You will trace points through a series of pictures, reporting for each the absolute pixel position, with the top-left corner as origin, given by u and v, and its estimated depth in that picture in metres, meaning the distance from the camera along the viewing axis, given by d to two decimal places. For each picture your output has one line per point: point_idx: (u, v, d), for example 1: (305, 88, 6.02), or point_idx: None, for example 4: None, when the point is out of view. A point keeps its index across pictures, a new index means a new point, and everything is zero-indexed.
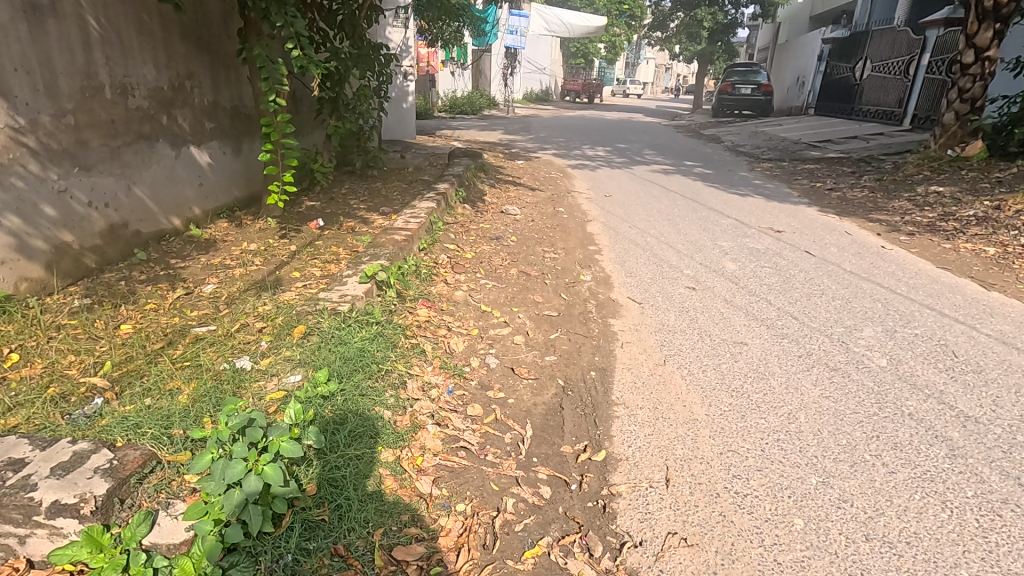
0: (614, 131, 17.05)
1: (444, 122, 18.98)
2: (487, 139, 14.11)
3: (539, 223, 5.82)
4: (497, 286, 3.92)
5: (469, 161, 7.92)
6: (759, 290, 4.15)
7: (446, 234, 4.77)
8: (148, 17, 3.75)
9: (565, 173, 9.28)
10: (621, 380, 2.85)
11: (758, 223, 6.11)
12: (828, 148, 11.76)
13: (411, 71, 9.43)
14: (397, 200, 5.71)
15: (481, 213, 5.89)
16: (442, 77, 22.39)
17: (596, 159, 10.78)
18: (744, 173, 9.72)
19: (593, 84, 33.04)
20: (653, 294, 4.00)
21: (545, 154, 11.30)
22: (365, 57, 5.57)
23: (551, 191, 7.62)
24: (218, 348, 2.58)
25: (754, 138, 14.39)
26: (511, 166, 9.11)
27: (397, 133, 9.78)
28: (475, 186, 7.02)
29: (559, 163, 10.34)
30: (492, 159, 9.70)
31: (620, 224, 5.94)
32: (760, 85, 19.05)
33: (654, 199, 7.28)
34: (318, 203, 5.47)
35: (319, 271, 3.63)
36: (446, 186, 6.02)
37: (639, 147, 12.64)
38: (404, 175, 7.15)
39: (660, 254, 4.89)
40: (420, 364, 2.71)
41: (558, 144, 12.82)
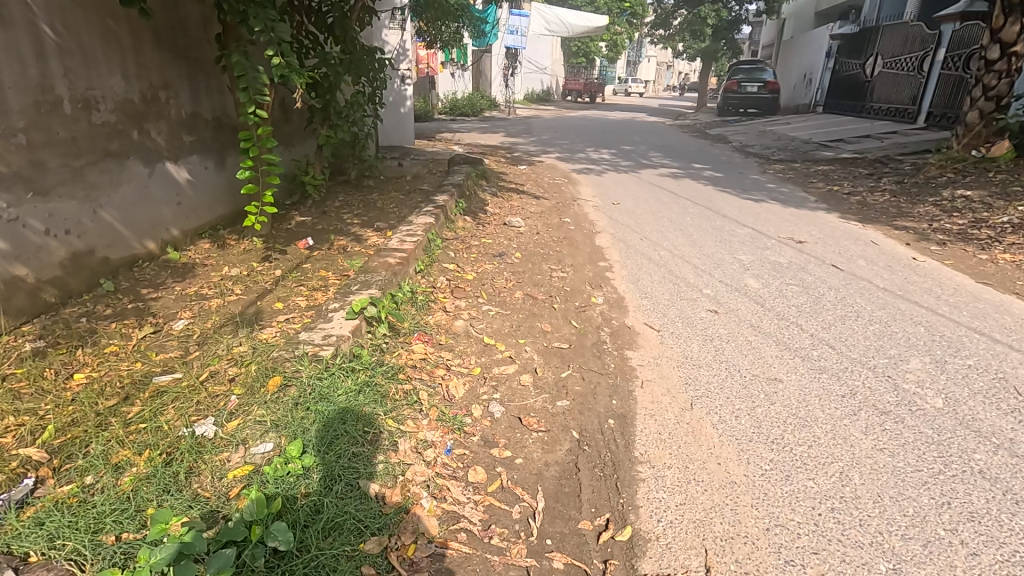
0: (618, 131, 16.70)
1: (444, 124, 18.66)
2: (488, 142, 13.76)
3: (544, 236, 5.47)
4: (501, 313, 3.58)
5: (470, 168, 7.57)
6: (788, 313, 3.79)
7: (445, 252, 4.43)
8: (115, 23, 3.40)
9: (570, 178, 8.91)
10: (644, 431, 2.51)
11: (777, 233, 5.74)
12: (841, 147, 11.38)
13: (408, 75, 9.09)
14: (394, 214, 5.37)
15: (483, 226, 5.54)
16: (441, 78, 22.09)
17: (601, 163, 10.42)
18: (756, 176, 9.34)
19: (594, 83, 32.64)
20: (673, 320, 3.65)
21: (548, 158, 10.95)
22: (357, 62, 5.22)
23: (556, 199, 7.26)
24: (180, 406, 2.23)
25: (763, 138, 14.00)
26: (513, 172, 8.75)
27: (395, 139, 9.44)
28: (476, 196, 6.67)
29: (563, 167, 9.99)
30: (494, 164, 9.35)
31: (631, 236, 5.58)
32: (767, 83, 18.66)
33: (664, 206, 6.91)
34: (310, 219, 5.13)
35: (304, 301, 3.30)
36: (445, 197, 5.67)
37: (645, 149, 12.27)
38: (401, 184, 6.80)
39: (676, 271, 4.53)
40: (414, 419, 2.37)
41: (561, 147, 12.46)
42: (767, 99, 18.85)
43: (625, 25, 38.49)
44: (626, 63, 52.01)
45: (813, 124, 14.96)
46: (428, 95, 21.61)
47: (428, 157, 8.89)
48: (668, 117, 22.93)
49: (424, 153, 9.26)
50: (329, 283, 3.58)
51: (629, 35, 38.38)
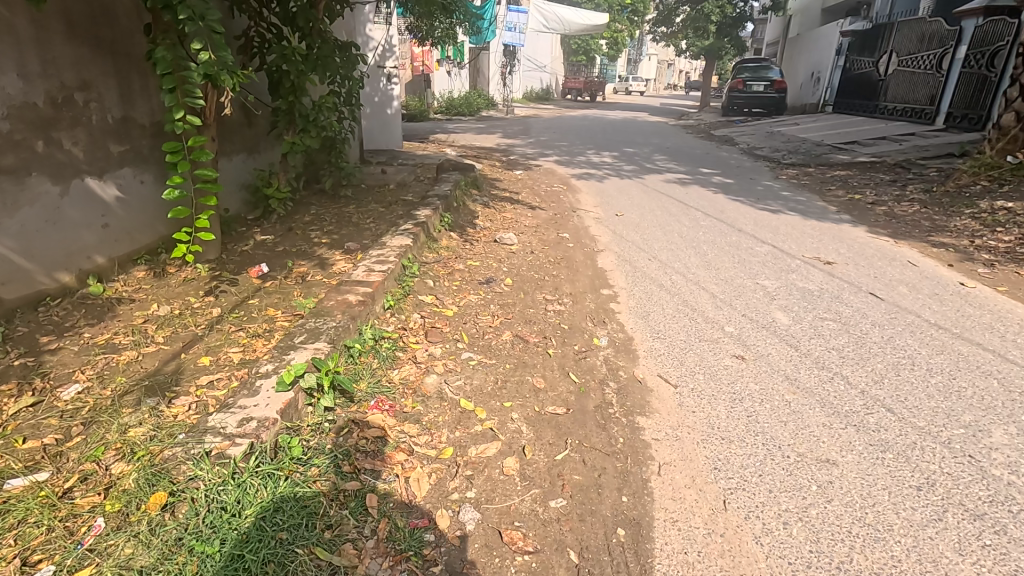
0: (619, 132, 16.08)
1: (439, 125, 18.07)
2: (484, 145, 13.14)
3: (539, 256, 4.84)
4: (483, 363, 2.95)
5: (460, 175, 6.93)
6: (829, 359, 3.17)
7: (422, 281, 3.80)
8: (7, 10, 2.76)
9: (570, 185, 8.28)
10: (665, 550, 1.88)
11: (801, 251, 5.12)
12: (857, 150, 10.75)
13: (395, 73, 8.46)
14: (368, 232, 4.74)
15: (470, 244, 4.91)
16: (437, 77, 21.54)
17: (602, 167, 9.79)
18: (769, 182, 8.71)
19: (595, 82, 31.99)
20: (691, 369, 3.03)
21: (546, 163, 10.32)
22: (325, 59, 4.59)
23: (554, 210, 6.63)
24: (20, 536, 1.61)
25: (771, 140, 13.38)
26: (508, 179, 8.11)
27: (381, 142, 8.79)
28: (465, 208, 6.03)
29: (562, 172, 9.36)
30: (488, 170, 8.70)
31: (637, 256, 4.96)
32: (773, 82, 18.01)
33: (673, 218, 6.28)
34: (271, 239, 4.51)
35: (238, 355, 2.67)
36: (428, 211, 5.04)
37: (648, 152, 11.64)
38: (382, 195, 6.16)
39: (691, 302, 3.91)
40: (355, 542, 1.74)
41: (560, 150, 11.83)
42: (774, 99, 18.16)
43: (626, 23, 37.79)
44: (627, 61, 51.27)
45: (824, 125, 14.30)
46: (423, 94, 21.04)
47: (417, 162, 8.25)
48: (671, 117, 22.28)
49: (413, 158, 8.62)
50: (275, 329, 2.93)
51: (630, 33, 37.68)
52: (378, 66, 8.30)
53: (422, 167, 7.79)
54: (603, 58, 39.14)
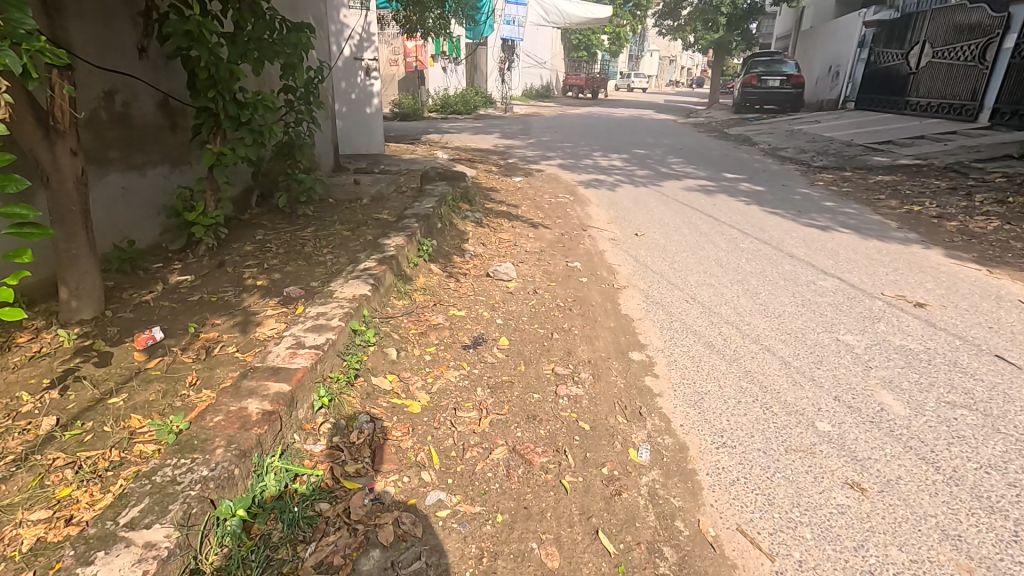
0: (627, 131, 14.96)
1: (432, 124, 16.95)
2: (479, 146, 12.03)
3: (544, 298, 3.72)
4: (461, 517, 1.84)
5: (448, 186, 5.80)
6: (994, 489, 2.07)
7: (381, 352, 2.69)
8: None
9: (578, 195, 7.17)
10: None
11: (877, 286, 4.02)
12: (896, 151, 9.62)
13: (374, 66, 7.31)
14: (321, 269, 3.63)
15: (456, 285, 3.80)
16: (432, 73, 20.46)
17: (613, 173, 8.66)
18: (805, 190, 7.60)
19: (597, 78, 30.87)
20: (789, 517, 1.93)
21: (549, 167, 9.19)
22: (258, 41, 3.46)
23: (560, 227, 5.51)
24: None
25: (794, 139, 12.26)
26: (506, 189, 6.99)
27: (360, 146, 7.66)
28: (451, 229, 4.92)
29: (567, 178, 8.25)
30: (483, 178, 7.59)
31: (671, 296, 3.84)
32: (790, 76, 16.85)
33: (705, 239, 5.16)
34: (189, 282, 3.38)
35: (38, 532, 1.57)
36: (402, 238, 3.92)
37: (662, 154, 10.51)
38: (351, 214, 5.03)
39: (758, 379, 2.81)
40: None
41: (564, 152, 10.70)
42: (791, 94, 16.99)
43: (629, 17, 36.63)
44: (629, 57, 50.06)
45: (849, 123, 13.17)
46: (418, 92, 19.96)
47: (400, 169, 7.12)
48: (679, 115, 21.17)
49: (397, 165, 7.49)
50: (124, 468, 1.81)
51: (632, 27, 36.54)
52: (354, 58, 7.17)
53: (406, 176, 6.64)
54: (605, 54, 38.01)
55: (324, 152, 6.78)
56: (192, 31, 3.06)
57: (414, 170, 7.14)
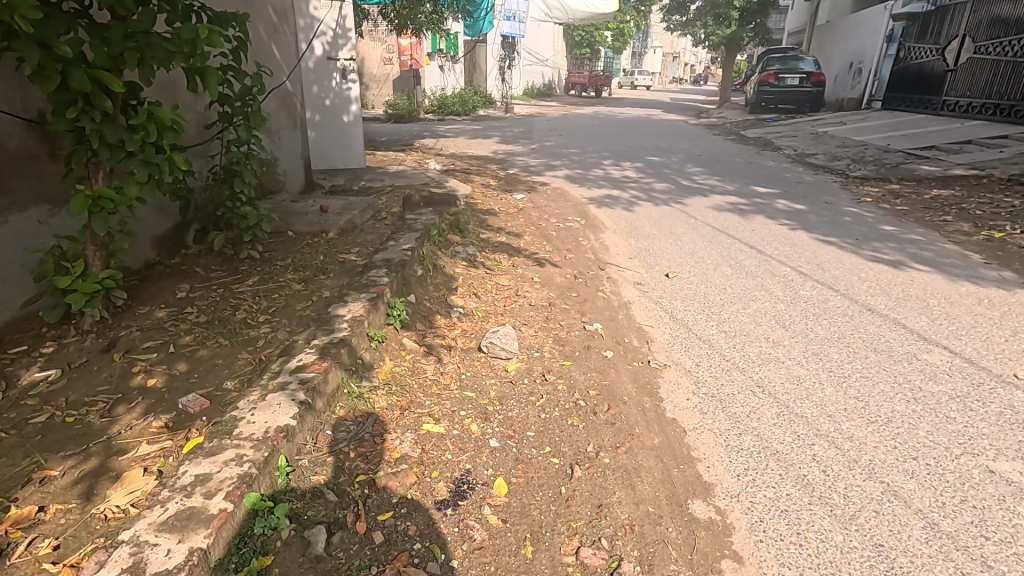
0: (637, 134, 13.91)
1: (428, 126, 15.93)
2: (477, 153, 10.97)
3: (556, 392, 2.68)
4: None
5: (434, 214, 4.76)
6: None
7: (299, 539, 1.67)
8: None
9: (590, 215, 6.12)
10: None
11: (1005, 363, 2.99)
12: (945, 159, 8.57)
13: (352, 66, 6.27)
14: (246, 357, 2.61)
15: (436, 372, 2.77)
16: (428, 72, 19.39)
17: (627, 187, 7.61)
18: (853, 208, 6.55)
19: (601, 76, 29.76)
20: None
21: (555, 180, 8.13)
22: (144, 36, 2.33)
23: (572, 265, 4.47)
24: None
25: (822, 144, 11.19)
26: (505, 211, 5.94)
27: (338, 159, 6.61)
28: (437, 274, 3.89)
29: (576, 194, 7.21)
30: (479, 197, 6.55)
31: (732, 385, 2.80)
32: (810, 73, 15.76)
33: (755, 283, 4.13)
34: (48, 382, 2.38)
35: None
36: (363, 303, 2.89)
37: (679, 163, 9.44)
38: (310, 256, 4.00)
39: (903, 566, 1.78)
40: None
41: (570, 161, 9.64)
42: (811, 93, 15.89)
43: (633, 13, 35.50)
44: (632, 54, 48.82)
45: (880, 125, 12.11)
46: (413, 92, 18.91)
47: (381, 190, 6.10)
48: (690, 115, 20.08)
49: (379, 183, 6.46)
50: None
51: (637, 23, 35.56)
52: (328, 57, 6.15)
53: (386, 200, 5.61)
54: (608, 51, 36.84)
55: (291, 168, 5.75)
56: (5, 19, 1.91)
57: (397, 189, 6.10)
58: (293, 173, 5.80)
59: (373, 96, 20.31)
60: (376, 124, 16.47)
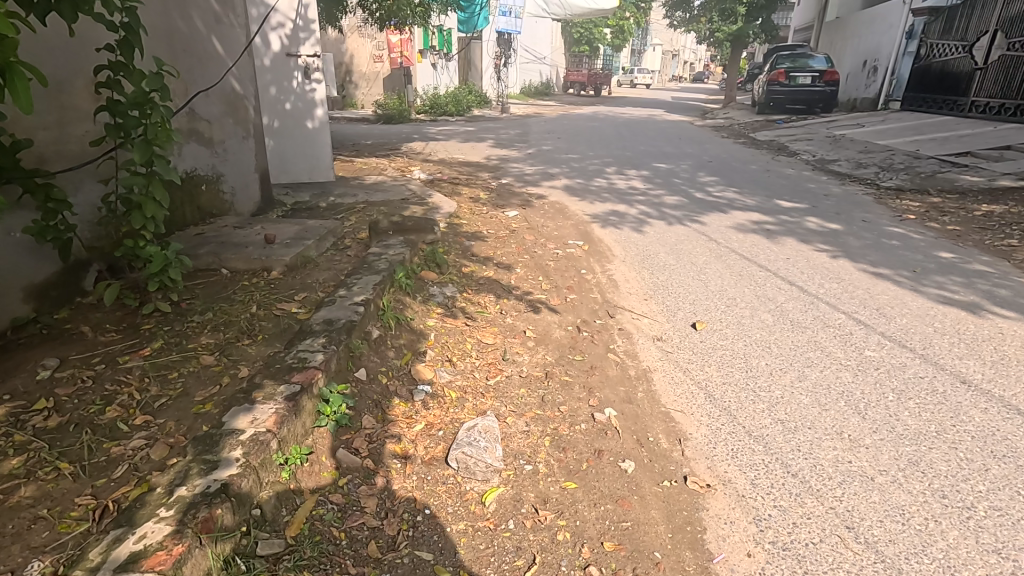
0: (640, 137, 13.04)
1: (419, 127, 15.07)
2: (469, 158, 10.10)
3: (554, 549, 1.81)
4: None
5: (403, 244, 3.88)
6: None
7: None
8: None
9: (594, 238, 5.25)
10: None
11: None
12: (986, 168, 7.73)
13: (316, 65, 5.35)
14: (89, 501, 1.74)
15: (379, 513, 1.89)
16: (420, 71, 18.58)
17: (634, 200, 6.76)
18: (895, 227, 5.69)
19: (600, 74, 28.89)
20: None
21: (553, 192, 7.27)
22: None
23: (574, 311, 3.60)
24: None
25: (841, 148, 10.34)
26: (494, 233, 5.07)
27: (302, 171, 5.71)
28: (399, 332, 3.02)
29: (576, 209, 6.35)
30: (463, 214, 5.67)
31: (812, 528, 1.93)
32: (824, 72, 14.88)
33: (807, 341, 3.25)
34: None
35: None
36: (277, 404, 2.01)
37: (689, 171, 8.60)
38: (238, 309, 3.12)
39: None
40: None
41: (569, 168, 8.78)
42: (824, 93, 14.98)
43: (632, 8, 34.60)
44: (632, 52, 47.92)
45: (903, 128, 11.26)
46: (404, 91, 18.13)
47: (349, 212, 5.24)
48: (693, 115, 19.27)
49: (349, 201, 5.59)
50: None
51: (636, 19, 35.66)
52: (287, 53, 5.25)
53: (351, 224, 4.73)
54: (607, 49, 35.97)
55: (241, 185, 4.86)
56: None
57: (369, 211, 5.23)
58: (244, 190, 4.92)
59: (363, 96, 19.60)
60: (365, 126, 15.71)
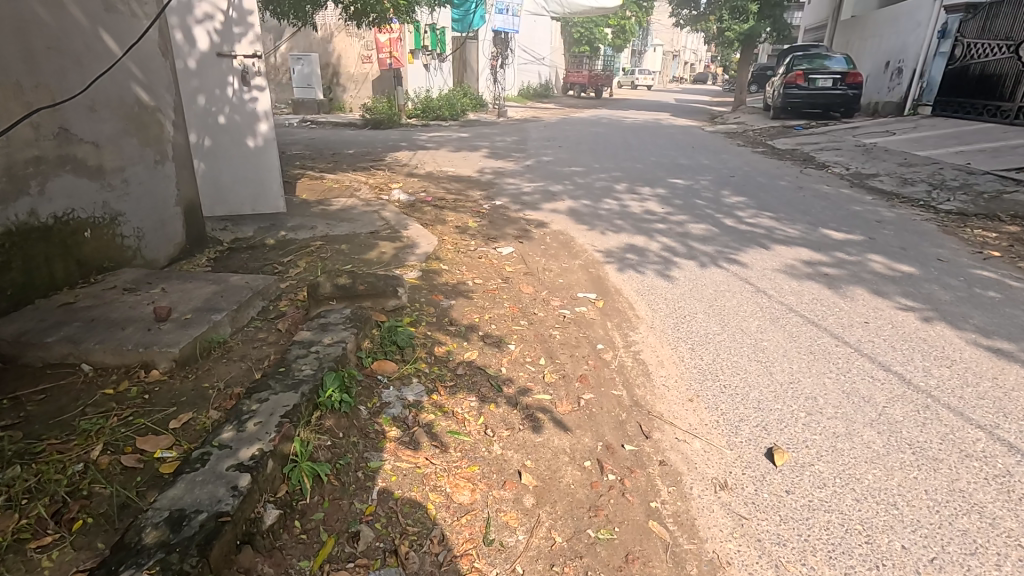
0: (648, 144, 11.95)
1: (408, 133, 13.98)
2: (459, 172, 8.97)
3: None
4: None
5: (349, 323, 2.75)
6: None
7: None
8: None
9: (608, 289, 4.12)
10: None
11: None
12: None
13: (259, 68, 4.23)
14: None
15: None
16: (411, 72, 17.49)
17: (652, 230, 5.63)
18: (983, 269, 4.56)
19: (601, 75, 27.83)
20: None
21: (555, 217, 6.14)
22: None
23: (591, 428, 2.49)
24: None
25: (877, 160, 9.24)
26: (481, 284, 3.93)
27: (243, 201, 4.60)
28: (318, 499, 1.89)
29: (584, 242, 5.24)
30: (444, 254, 4.53)
31: None
32: (846, 74, 13.77)
33: (949, 493, 2.13)
34: None
35: None
36: None
37: (710, 189, 7.48)
38: (69, 452, 2.00)
39: None
40: None
41: (572, 185, 7.67)
42: (846, 96, 13.90)
43: (633, 7, 33.56)
44: (633, 52, 46.78)
45: (942, 137, 10.15)
46: (394, 93, 17.00)
47: (297, 262, 4.13)
48: (701, 119, 18.19)
49: (301, 245, 4.48)
50: None
51: (637, 17, 34.84)
52: (218, 53, 4.13)
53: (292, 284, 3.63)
54: (609, 49, 34.83)
55: (152, 225, 3.75)
56: None
57: (322, 261, 4.12)
58: (157, 231, 3.80)
59: (351, 98, 18.50)
60: (350, 131, 14.63)
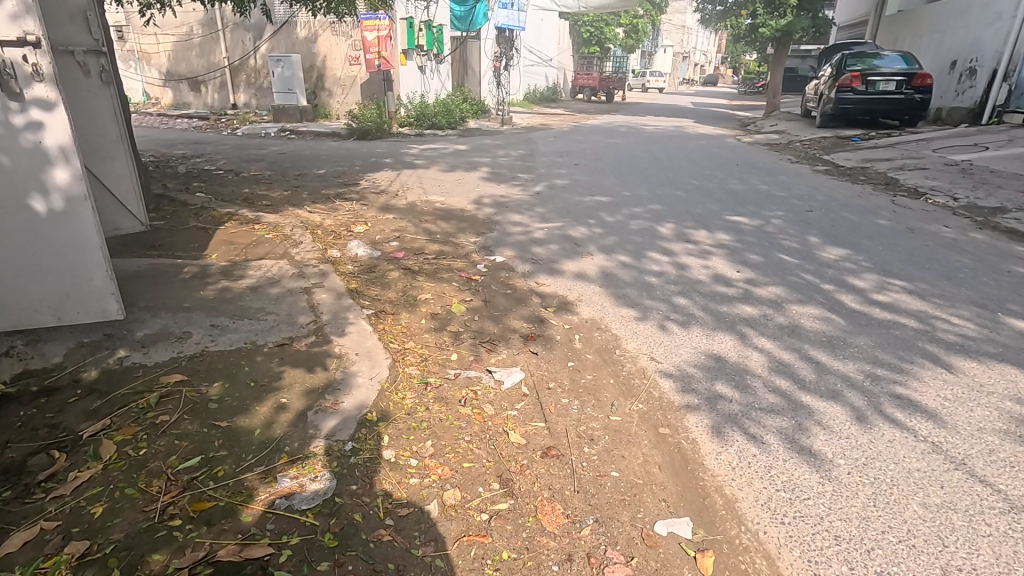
0: (681, 160, 9.92)
1: (396, 146, 12.01)
2: (449, 202, 6.97)
3: None
4: None
5: None
6: None
7: None
8: None
9: (709, 506, 2.06)
10: None
11: None
12: None
13: (37, 66, 2.31)
14: None
15: None
16: (404, 74, 15.50)
17: (738, 321, 3.59)
18: None
19: (614, 77, 25.81)
20: None
21: (583, 290, 4.10)
22: None
23: None
24: None
25: (990, 186, 7.16)
26: (454, 510, 1.91)
27: (40, 305, 2.55)
28: None
29: (635, 350, 3.22)
30: (396, 404, 2.51)
31: None
32: (912, 75, 11.66)
33: None
34: None
35: None
36: None
37: (790, 233, 5.44)
38: None
39: None
40: None
41: (600, 227, 5.65)
42: (911, 101, 11.81)
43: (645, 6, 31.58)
44: (644, 53, 44.75)
45: None
46: (384, 99, 15.03)
47: (100, 445, 2.13)
48: (731, 127, 16.12)
49: (135, 389, 2.48)
50: None
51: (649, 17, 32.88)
52: None
53: (24, 565, 1.63)
54: (620, 49, 32.73)
55: None
56: None
57: (148, 446, 2.12)
58: None
59: (337, 104, 16.43)
60: (331, 143, 12.64)
